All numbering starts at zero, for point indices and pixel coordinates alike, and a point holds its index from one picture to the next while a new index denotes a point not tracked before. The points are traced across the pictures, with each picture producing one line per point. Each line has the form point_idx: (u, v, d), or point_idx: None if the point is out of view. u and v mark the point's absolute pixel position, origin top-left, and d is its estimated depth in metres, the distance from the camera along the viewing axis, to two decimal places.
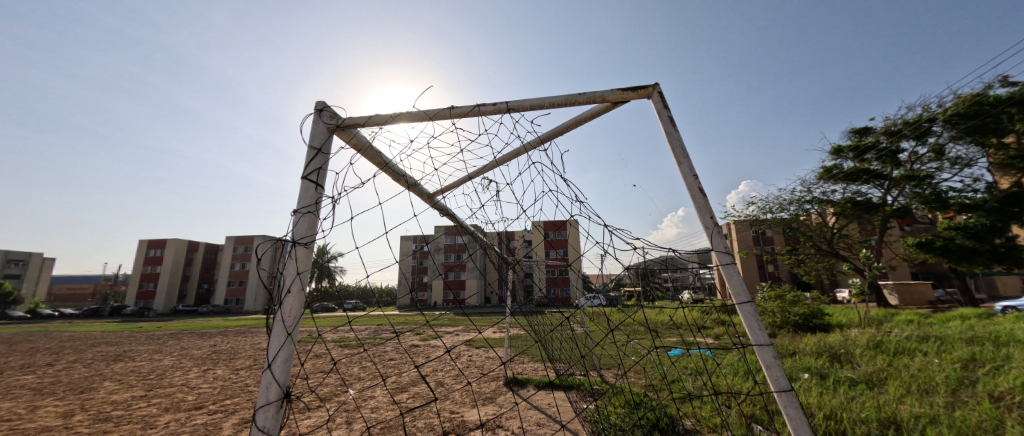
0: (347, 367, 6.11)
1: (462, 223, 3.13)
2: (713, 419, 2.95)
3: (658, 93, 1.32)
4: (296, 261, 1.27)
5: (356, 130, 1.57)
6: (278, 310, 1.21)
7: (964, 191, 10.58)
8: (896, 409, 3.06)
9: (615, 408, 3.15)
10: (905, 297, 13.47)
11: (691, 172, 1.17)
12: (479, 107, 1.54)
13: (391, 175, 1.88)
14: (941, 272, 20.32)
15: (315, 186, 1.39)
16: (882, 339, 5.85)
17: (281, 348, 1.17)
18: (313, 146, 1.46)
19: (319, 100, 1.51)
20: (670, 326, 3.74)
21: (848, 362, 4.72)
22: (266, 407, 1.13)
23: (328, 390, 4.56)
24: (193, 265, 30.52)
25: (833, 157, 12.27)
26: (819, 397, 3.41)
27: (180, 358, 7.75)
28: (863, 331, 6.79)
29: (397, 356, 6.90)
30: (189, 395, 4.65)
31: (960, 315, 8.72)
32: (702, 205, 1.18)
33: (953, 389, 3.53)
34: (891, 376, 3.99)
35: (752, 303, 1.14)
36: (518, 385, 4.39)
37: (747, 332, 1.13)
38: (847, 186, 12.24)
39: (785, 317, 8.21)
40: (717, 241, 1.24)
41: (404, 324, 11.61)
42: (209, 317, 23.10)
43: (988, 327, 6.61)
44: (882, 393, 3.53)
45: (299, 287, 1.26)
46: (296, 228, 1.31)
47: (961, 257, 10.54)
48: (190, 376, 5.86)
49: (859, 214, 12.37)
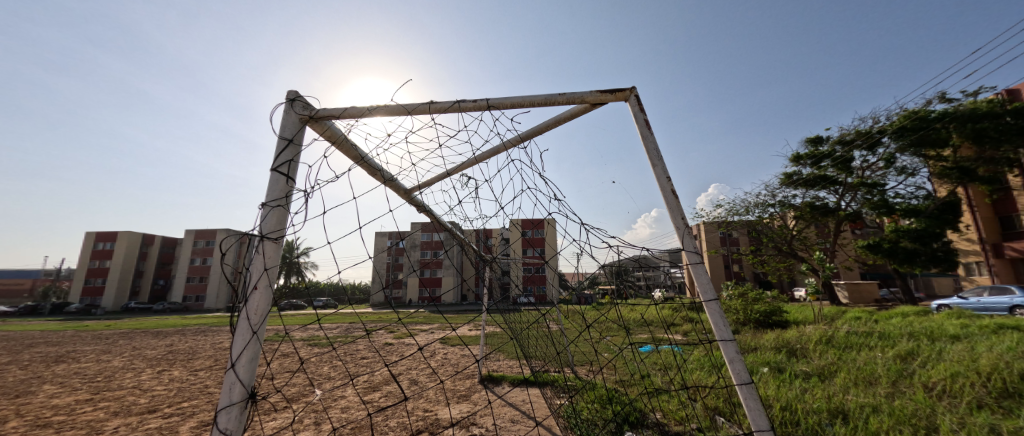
0: (316, 366, 5.91)
1: (439, 219, 3.11)
2: (679, 412, 3.09)
3: (634, 96, 1.37)
4: (264, 257, 1.23)
5: (329, 122, 1.56)
6: (243, 308, 1.16)
7: (908, 198, 11.55)
8: (844, 399, 3.31)
9: (588, 403, 3.27)
10: (854, 296, 14.56)
11: (664, 175, 1.23)
12: (459, 102, 1.54)
13: (367, 170, 1.85)
14: (885, 273, 22.18)
15: (286, 178, 1.35)
16: (832, 334, 6.30)
17: (246, 346, 1.13)
18: (284, 137, 1.43)
19: (291, 89, 1.48)
20: (640, 322, 3.82)
21: (803, 357, 5.04)
22: (229, 408, 1.08)
23: (294, 391, 4.43)
24: (148, 259, 28.55)
25: (793, 164, 13.05)
26: (777, 389, 3.62)
27: (131, 358, 7.21)
28: (816, 327, 7.27)
29: (370, 355, 6.76)
30: (141, 398, 4.36)
31: (901, 313, 9.44)
32: (674, 206, 1.24)
33: (894, 380, 3.84)
34: (840, 369, 4.30)
35: (717, 300, 1.22)
36: (493, 383, 4.42)
37: (713, 328, 1.19)
38: (806, 192, 12.95)
39: (747, 315, 8.64)
40: (687, 242, 1.31)
41: (377, 323, 11.31)
42: (165, 316, 21.53)
43: (924, 323, 7.20)
44: (831, 384, 3.81)
45: (266, 283, 1.21)
46: (264, 222, 1.26)
47: (905, 259, 11.35)
48: (142, 377, 5.49)
49: (816, 217, 13.20)
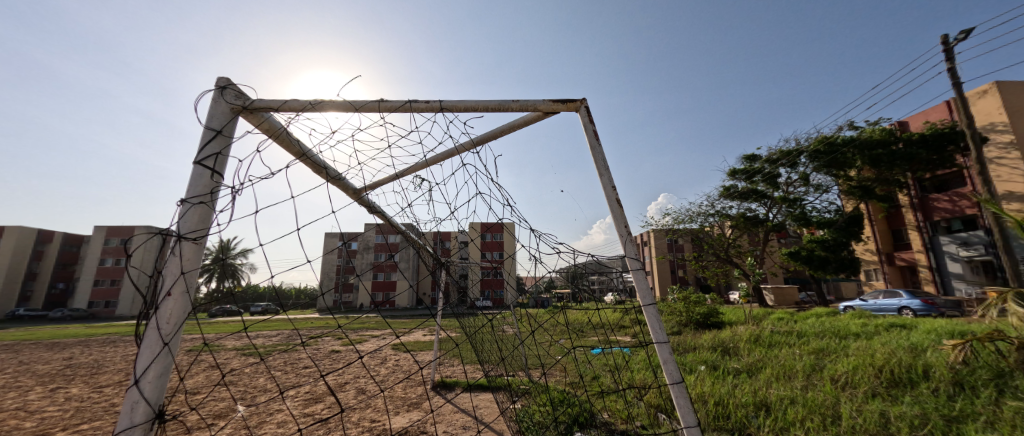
0: (251, 378, 5.41)
1: (391, 221, 3.00)
2: (625, 411, 3.23)
3: (584, 108, 1.42)
4: (182, 260, 1.11)
5: (267, 114, 1.46)
6: (152, 316, 1.04)
7: (822, 211, 13.13)
8: (768, 393, 3.65)
9: (540, 406, 3.31)
10: (779, 299, 16.23)
11: (610, 184, 1.29)
12: (411, 103, 1.50)
13: (311, 167, 1.76)
14: (804, 278, 24.96)
15: (211, 173, 1.23)
16: (760, 333, 6.95)
17: (154, 360, 1.01)
18: (211, 127, 1.31)
19: (222, 76, 1.37)
20: (591, 325, 3.95)
21: (734, 355, 5.51)
22: (129, 431, 0.97)
23: (223, 406, 4.02)
24: (44, 259, 24.55)
25: (731, 178, 14.29)
26: (711, 386, 3.91)
27: (15, 375, 6.12)
28: (747, 328, 7.98)
29: (313, 363, 6.34)
30: (26, 421, 3.71)
31: (817, 314, 10.64)
32: (619, 215, 1.30)
33: (808, 374, 4.31)
34: (765, 365, 4.75)
35: (654, 304, 1.29)
36: (445, 389, 4.33)
37: (650, 330, 1.26)
38: (741, 203, 14.23)
39: (688, 316, 9.28)
40: (630, 249, 1.38)
41: (322, 329, 10.61)
42: (65, 325, 18.59)
43: (834, 323, 8.19)
44: (757, 379, 4.19)
45: (182, 289, 1.09)
46: (182, 220, 1.14)
47: (818, 266, 12.82)
48: (29, 396, 4.68)
49: (749, 227, 14.56)
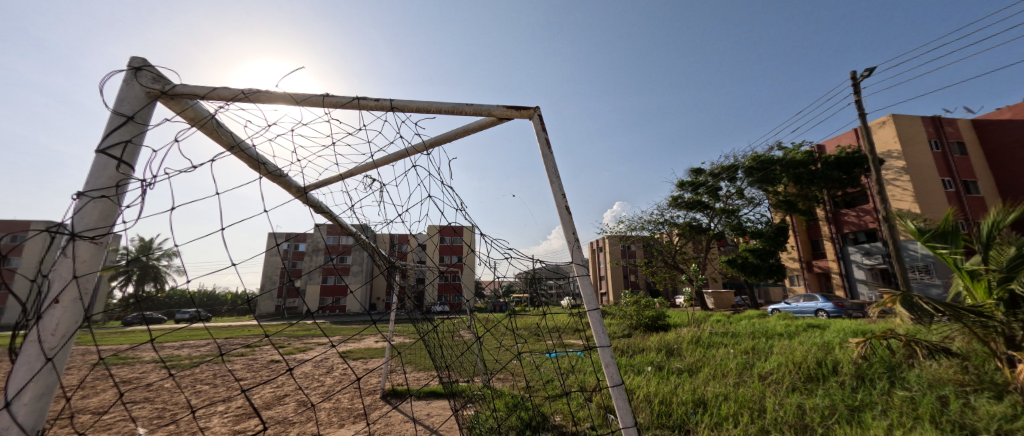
0: (171, 394, 4.83)
1: (340, 221, 2.85)
2: (576, 413, 3.31)
3: (537, 116, 1.44)
4: (75, 262, 1.02)
5: (191, 101, 1.35)
6: (33, 327, 0.95)
7: (755, 222, 14.45)
8: (706, 391, 3.91)
9: (494, 412, 3.29)
10: (719, 302, 17.57)
11: (559, 192, 1.32)
12: (358, 100, 1.44)
13: (245, 160, 1.66)
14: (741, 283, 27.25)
15: (117, 163, 1.12)
16: (701, 335, 7.47)
17: (33, 377, 0.93)
18: (120, 112, 1.18)
19: (136, 57, 1.25)
20: (547, 329, 4.01)
21: (677, 355, 5.86)
22: None
23: (134, 427, 3.54)
24: None
25: (678, 189, 15.31)
26: (656, 385, 4.12)
27: None
28: (690, 330, 8.54)
29: (247, 375, 5.81)
30: None
31: (750, 316, 11.65)
32: (567, 221, 1.34)
33: (739, 371, 4.69)
34: (704, 365, 5.09)
35: (598, 309, 1.33)
36: (396, 398, 4.16)
37: (593, 334, 1.30)
38: (687, 213, 15.27)
39: (638, 319, 9.75)
40: (577, 255, 1.42)
41: (261, 337, 9.80)
42: None
43: (764, 324, 9.00)
44: (696, 378, 4.48)
45: (73, 296, 1.00)
46: (79, 216, 1.04)
47: (751, 272, 14.14)
48: None
49: (693, 235, 15.67)
